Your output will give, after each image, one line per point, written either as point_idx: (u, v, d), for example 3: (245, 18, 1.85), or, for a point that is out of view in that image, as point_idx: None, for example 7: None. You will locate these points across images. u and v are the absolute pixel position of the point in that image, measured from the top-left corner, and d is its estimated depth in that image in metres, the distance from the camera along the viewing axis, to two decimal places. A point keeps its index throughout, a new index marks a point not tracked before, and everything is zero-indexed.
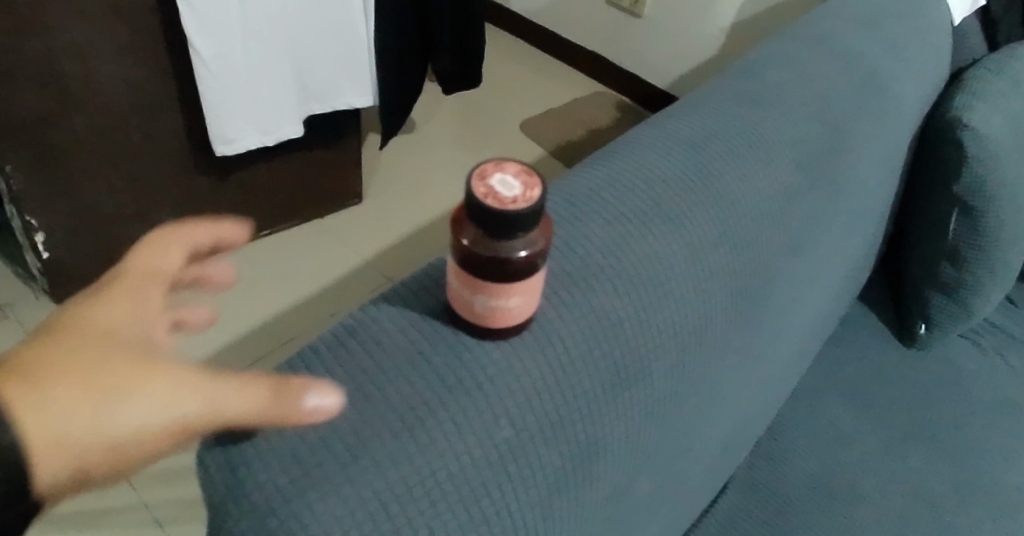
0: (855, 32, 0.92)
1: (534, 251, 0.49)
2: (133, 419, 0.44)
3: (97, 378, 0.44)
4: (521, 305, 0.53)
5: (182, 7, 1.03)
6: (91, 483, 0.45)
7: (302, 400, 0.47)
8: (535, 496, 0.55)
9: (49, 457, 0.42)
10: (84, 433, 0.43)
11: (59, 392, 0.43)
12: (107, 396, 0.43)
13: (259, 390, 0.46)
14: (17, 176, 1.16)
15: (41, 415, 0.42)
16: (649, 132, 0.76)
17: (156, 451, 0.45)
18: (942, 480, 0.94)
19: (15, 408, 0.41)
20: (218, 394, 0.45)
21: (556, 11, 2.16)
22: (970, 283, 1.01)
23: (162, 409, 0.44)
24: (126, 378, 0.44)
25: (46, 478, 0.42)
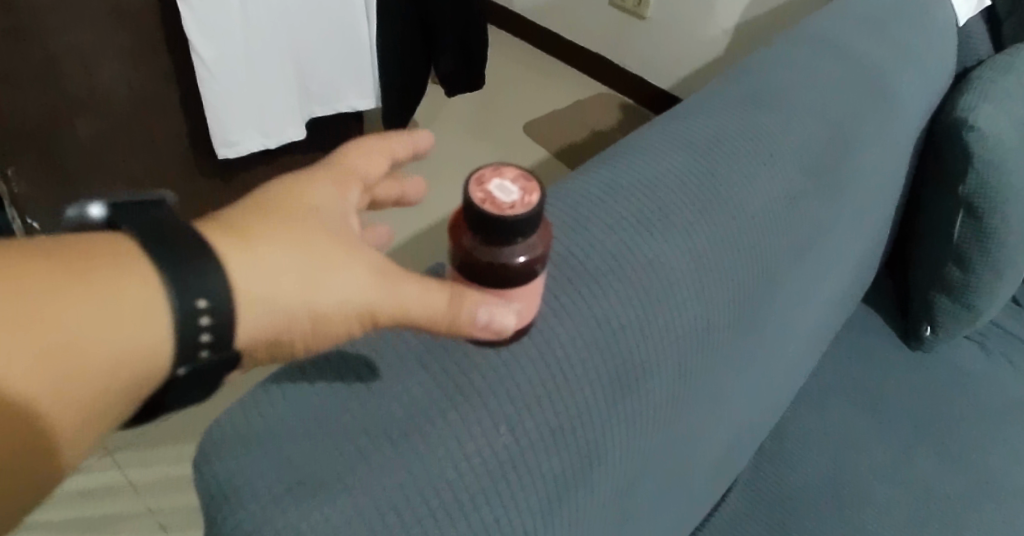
0: (859, 32, 0.92)
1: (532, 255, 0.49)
2: (326, 300, 0.45)
3: (305, 250, 0.45)
4: (520, 311, 0.52)
5: (182, 9, 1.03)
6: (273, 353, 0.47)
7: (481, 317, 0.48)
8: (536, 503, 0.55)
9: (245, 319, 0.43)
10: (277, 302, 0.44)
11: (270, 256, 0.44)
12: (306, 269, 0.45)
13: (446, 295, 0.48)
14: (19, 178, 1.19)
15: (249, 275, 0.43)
16: (652, 134, 0.76)
17: (340, 331, 0.47)
18: (948, 484, 0.93)
19: (229, 263, 0.43)
20: (404, 288, 0.47)
21: (559, 13, 2.16)
22: (976, 285, 1.00)
23: (355, 292, 0.46)
24: (326, 254, 0.46)
25: (243, 339, 0.44)
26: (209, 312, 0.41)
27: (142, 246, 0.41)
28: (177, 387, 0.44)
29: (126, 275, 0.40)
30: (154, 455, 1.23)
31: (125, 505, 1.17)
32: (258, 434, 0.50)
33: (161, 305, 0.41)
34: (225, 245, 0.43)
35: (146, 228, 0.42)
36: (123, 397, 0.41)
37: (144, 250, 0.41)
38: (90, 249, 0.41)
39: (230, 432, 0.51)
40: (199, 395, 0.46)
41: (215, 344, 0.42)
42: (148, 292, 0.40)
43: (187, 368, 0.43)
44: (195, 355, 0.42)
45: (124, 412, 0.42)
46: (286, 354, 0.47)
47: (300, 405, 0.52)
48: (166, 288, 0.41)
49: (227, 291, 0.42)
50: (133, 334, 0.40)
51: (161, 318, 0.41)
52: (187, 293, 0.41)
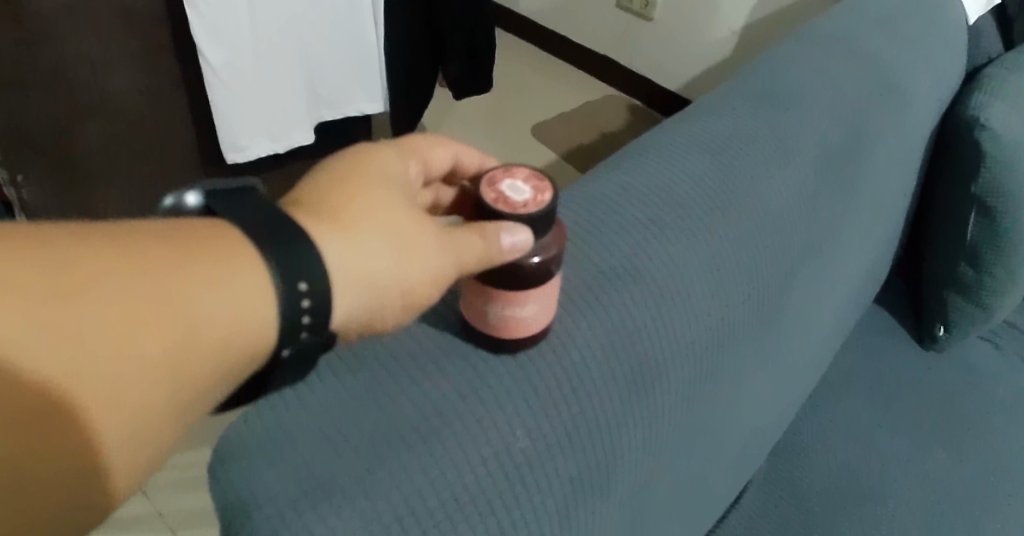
0: (870, 32, 0.92)
1: (546, 255, 0.51)
2: (413, 272, 0.48)
3: (383, 224, 0.47)
4: (535, 313, 0.53)
5: (191, 15, 1.03)
6: (361, 328, 0.49)
7: (503, 239, 0.48)
8: (553, 505, 0.55)
9: (342, 297, 0.45)
10: (369, 275, 0.46)
11: (358, 232, 0.46)
12: (393, 242, 0.47)
13: (475, 238, 0.49)
14: (30, 185, 1.19)
15: (342, 253, 0.45)
16: (667, 135, 0.76)
17: (421, 301, 0.50)
18: (963, 484, 0.93)
19: (323, 243, 0.45)
20: (468, 247, 0.49)
21: (566, 16, 2.16)
22: (990, 285, 0.99)
23: (435, 259, 0.48)
24: (405, 227, 0.48)
25: (339, 317, 0.46)
26: (310, 293, 0.43)
27: (245, 231, 0.43)
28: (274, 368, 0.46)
29: (233, 257, 0.42)
30: None
31: (137, 509, 1.18)
32: (275, 438, 0.50)
33: (267, 287, 0.42)
34: (315, 226, 0.45)
35: (244, 214, 0.44)
36: (228, 376, 0.43)
37: (248, 235, 0.43)
38: (200, 233, 0.43)
39: (247, 437, 0.51)
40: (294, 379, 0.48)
41: (314, 324, 0.44)
42: (255, 274, 0.42)
43: (290, 348, 0.44)
44: (296, 335, 0.44)
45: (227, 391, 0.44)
46: (371, 330, 0.50)
47: (316, 409, 0.52)
48: (271, 270, 0.42)
49: (325, 268, 0.44)
50: (240, 313, 0.42)
51: (267, 299, 0.43)
52: (291, 275, 0.43)
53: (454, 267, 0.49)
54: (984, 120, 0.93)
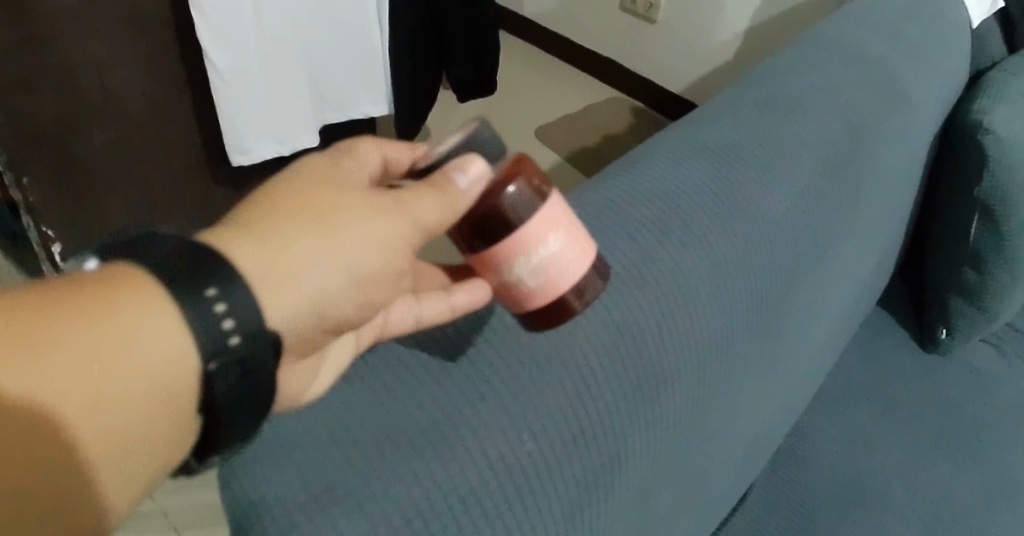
0: (874, 36, 0.92)
1: (520, 181, 0.51)
2: (353, 254, 0.47)
3: (304, 213, 0.46)
4: (564, 248, 0.52)
5: (197, 19, 1.04)
6: (321, 321, 0.48)
7: (459, 182, 0.50)
8: (558, 508, 0.55)
9: (275, 295, 0.45)
10: (306, 266, 0.46)
11: (274, 231, 0.45)
12: (317, 231, 0.46)
13: (434, 196, 0.50)
14: (34, 187, 1.20)
15: (256, 255, 0.44)
16: (670, 139, 0.76)
17: (376, 281, 0.50)
18: (966, 487, 0.93)
19: (238, 257, 0.44)
20: (416, 209, 0.49)
21: (570, 17, 2.17)
22: (992, 288, 0.99)
23: (375, 234, 0.48)
24: (325, 215, 0.47)
25: (281, 315, 0.45)
26: (222, 298, 0.42)
27: (133, 264, 0.42)
28: (220, 391, 0.43)
29: (115, 293, 0.41)
30: None
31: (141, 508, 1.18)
32: (284, 442, 0.51)
33: (169, 310, 0.41)
34: (222, 237, 0.44)
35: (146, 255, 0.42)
36: (168, 415, 0.42)
37: (134, 268, 0.42)
38: (81, 279, 0.41)
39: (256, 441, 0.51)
40: (250, 414, 0.45)
41: (244, 333, 0.43)
42: (151, 302, 0.41)
43: (223, 362, 0.43)
44: (226, 347, 0.42)
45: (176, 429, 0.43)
46: (335, 321, 0.50)
47: (324, 413, 0.52)
48: (167, 288, 0.41)
49: (235, 272, 0.43)
50: (145, 352, 0.41)
51: (170, 323, 0.41)
52: (195, 287, 0.41)
53: (409, 230, 0.49)
54: (987, 124, 0.93)
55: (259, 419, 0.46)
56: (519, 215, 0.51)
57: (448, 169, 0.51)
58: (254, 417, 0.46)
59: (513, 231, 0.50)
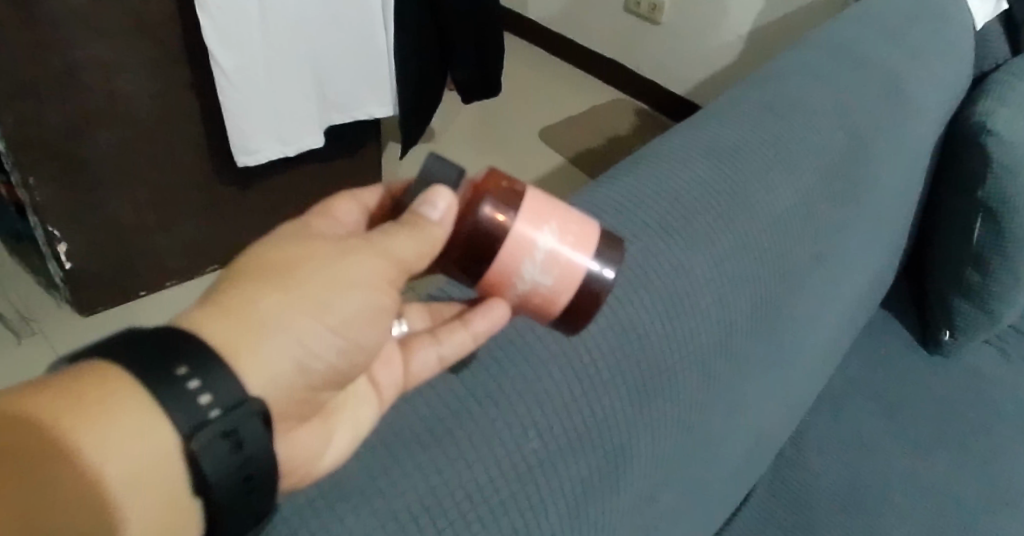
0: (877, 37, 0.92)
1: (491, 198, 0.50)
2: (334, 304, 0.45)
3: (272, 275, 0.44)
4: (563, 236, 0.51)
5: (203, 19, 1.05)
6: (312, 381, 0.46)
7: (429, 214, 0.49)
8: (563, 506, 0.55)
9: (253, 363, 0.42)
10: (285, 326, 0.43)
11: (241, 300, 0.43)
12: (289, 290, 0.44)
13: (409, 231, 0.48)
14: (41, 188, 1.17)
15: (225, 327, 0.42)
16: (675, 141, 0.76)
17: (366, 332, 0.47)
18: (970, 489, 0.93)
19: (203, 330, 0.41)
20: (390, 244, 0.48)
21: (574, 19, 2.17)
22: (995, 290, 0.99)
23: (354, 280, 0.46)
24: (294, 273, 0.45)
25: (263, 381, 0.42)
26: (195, 373, 0.38)
27: (103, 350, 0.39)
28: (208, 471, 0.38)
29: (82, 387, 0.38)
30: None
31: None
32: None
33: (141, 395, 0.38)
34: (188, 317, 0.42)
35: (112, 343, 0.39)
36: (160, 506, 0.39)
37: (104, 355, 0.39)
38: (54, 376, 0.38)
39: None
40: (254, 500, 0.40)
41: (223, 403, 0.38)
42: (121, 389, 0.38)
43: (204, 440, 0.38)
44: (206, 423, 0.38)
45: (174, 521, 0.39)
46: (325, 377, 0.47)
47: None
48: (134, 372, 0.38)
49: (203, 347, 0.39)
50: (120, 447, 0.37)
51: (142, 409, 0.38)
52: (162, 366, 0.38)
53: (390, 267, 0.48)
54: (990, 125, 0.94)
55: (270, 502, 0.40)
56: (503, 225, 0.50)
57: (415, 206, 0.50)
58: (264, 502, 0.40)
59: (503, 243, 0.50)
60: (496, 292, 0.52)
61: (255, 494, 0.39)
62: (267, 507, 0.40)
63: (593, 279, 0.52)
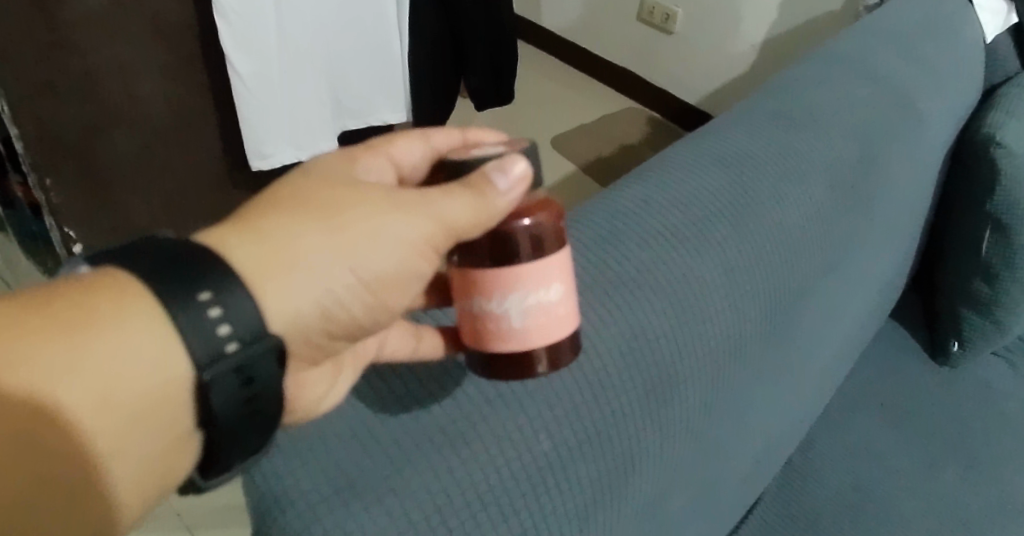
0: (888, 48, 0.93)
1: (537, 224, 0.47)
2: (369, 253, 0.46)
3: (316, 213, 0.45)
4: (557, 307, 0.48)
5: (221, 26, 1.06)
6: (332, 327, 0.47)
7: (498, 183, 0.47)
8: (572, 508, 0.56)
9: (276, 301, 0.43)
10: (318, 267, 0.44)
11: (279, 229, 0.44)
12: (330, 227, 0.45)
13: (470, 196, 0.46)
14: (58, 189, 1.18)
15: (255, 255, 0.43)
16: (687, 148, 0.77)
17: (392, 287, 0.48)
18: (978, 501, 0.93)
19: (232, 252, 0.42)
20: (443, 210, 0.46)
21: (587, 28, 2.19)
22: (1003, 301, 1.00)
23: (395, 235, 0.46)
24: (337, 212, 0.46)
25: (281, 321, 0.43)
26: (217, 301, 0.39)
27: (120, 264, 0.40)
28: (217, 403, 0.40)
29: (97, 303, 0.38)
30: None
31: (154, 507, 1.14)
32: (306, 438, 0.52)
33: (159, 317, 0.39)
34: (221, 234, 0.43)
35: (143, 260, 0.40)
36: (161, 434, 0.40)
37: (123, 269, 0.40)
38: (56, 284, 0.39)
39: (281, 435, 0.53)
40: (254, 426, 0.43)
41: (242, 336, 0.40)
42: (138, 308, 0.39)
43: (216, 372, 0.40)
44: (222, 356, 0.40)
45: (169, 448, 0.41)
46: (346, 327, 0.48)
47: (347, 412, 0.54)
48: (156, 292, 0.39)
49: (226, 272, 0.40)
50: (127, 368, 0.38)
51: (159, 333, 0.39)
52: (186, 288, 0.39)
53: (434, 230, 0.47)
54: (999, 138, 0.94)
55: (266, 435, 0.44)
56: (527, 250, 0.47)
57: (486, 170, 0.47)
58: (259, 434, 0.44)
59: (516, 263, 0.46)
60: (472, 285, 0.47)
61: (252, 427, 0.43)
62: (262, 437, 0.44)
63: (551, 355, 0.49)
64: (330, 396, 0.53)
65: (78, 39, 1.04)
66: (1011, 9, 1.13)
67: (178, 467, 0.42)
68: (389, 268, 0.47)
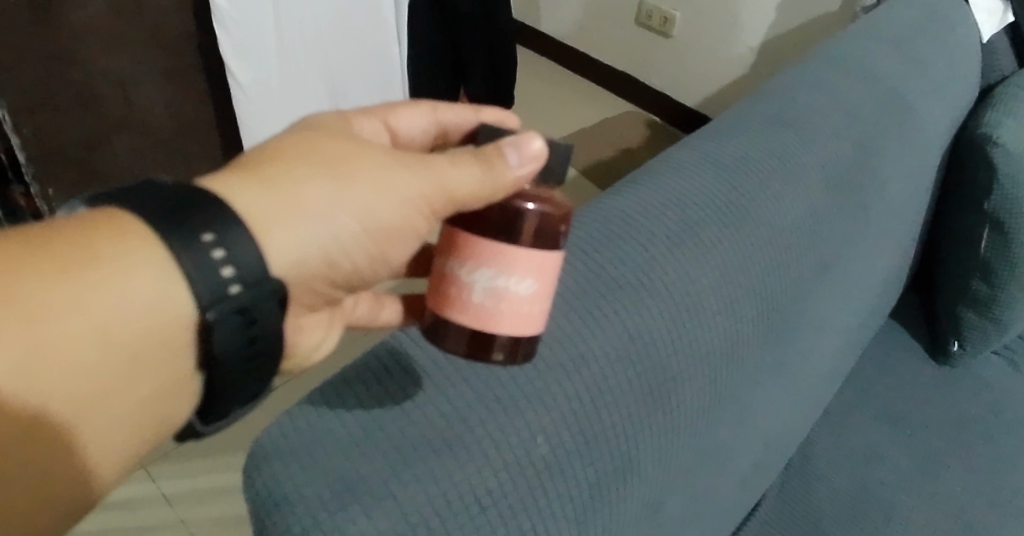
0: (885, 48, 0.93)
1: (539, 215, 0.47)
2: (371, 205, 0.48)
3: (323, 166, 0.47)
4: (527, 302, 0.47)
5: (221, 34, 1.06)
6: (332, 274, 0.50)
7: (510, 158, 0.48)
8: (572, 510, 0.57)
9: (279, 246, 0.45)
10: (321, 216, 0.47)
11: (285, 179, 0.46)
12: (335, 184, 0.47)
13: (476, 165, 0.48)
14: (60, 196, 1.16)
15: (259, 202, 0.45)
16: (684, 150, 0.78)
17: (391, 237, 0.51)
18: (978, 499, 0.93)
19: (238, 200, 0.44)
20: (449, 175, 0.48)
21: (586, 32, 2.20)
22: (1003, 300, 0.99)
23: (397, 188, 0.49)
24: (341, 167, 0.48)
25: (282, 266, 0.46)
26: (219, 243, 0.42)
27: (124, 206, 0.42)
28: (217, 345, 0.43)
29: (99, 244, 0.41)
30: (186, 469, 1.20)
31: (159, 517, 1.14)
32: (305, 443, 0.53)
33: (162, 260, 0.41)
34: (227, 181, 0.45)
35: (149, 203, 0.42)
36: (158, 371, 0.44)
37: (125, 211, 0.42)
38: (58, 225, 0.41)
39: (278, 442, 0.53)
40: (251, 371, 0.45)
41: (244, 279, 0.42)
42: (139, 246, 0.41)
43: (219, 312, 0.42)
44: (225, 296, 0.42)
45: (169, 390, 0.45)
46: (345, 275, 0.51)
47: (344, 416, 0.54)
48: (159, 234, 0.41)
49: (230, 218, 0.42)
50: (128, 306, 0.41)
51: (161, 271, 0.41)
52: (189, 230, 0.41)
53: (434, 191, 0.48)
54: (997, 137, 0.94)
55: (264, 382, 0.47)
56: (521, 236, 0.46)
57: (502, 146, 0.49)
58: (260, 380, 0.46)
59: (500, 242, 0.46)
60: (451, 244, 0.48)
61: (253, 373, 0.46)
62: (261, 382, 0.47)
63: (512, 344, 0.48)
64: (323, 346, 0.58)
65: (79, 47, 1.05)
66: (1006, 9, 1.14)
67: (175, 406, 0.46)
68: (389, 223, 0.49)
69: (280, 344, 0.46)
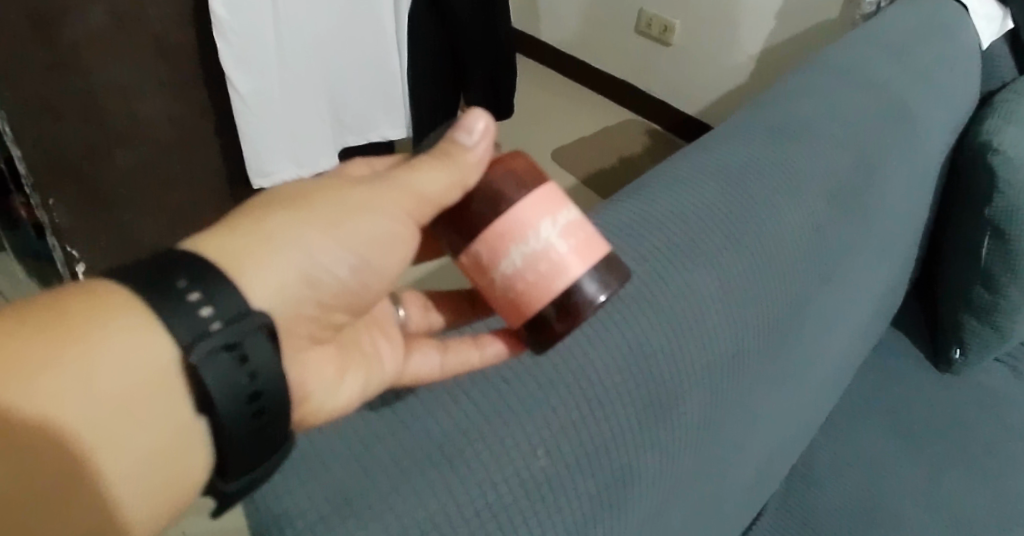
0: (885, 57, 0.93)
1: (524, 159, 0.50)
2: (348, 229, 0.48)
3: (291, 205, 0.48)
4: (584, 224, 0.50)
5: (221, 46, 1.06)
6: (321, 296, 0.49)
7: (463, 141, 0.50)
8: (572, 522, 0.56)
9: (257, 280, 0.45)
10: (296, 244, 0.47)
11: (252, 222, 0.46)
12: (305, 218, 0.47)
13: (439, 164, 0.49)
14: (62, 210, 1.17)
15: (226, 246, 0.45)
16: (677, 164, 0.77)
17: (381, 258, 0.50)
18: (983, 506, 0.93)
19: (204, 246, 0.44)
20: (416, 180, 0.49)
21: (586, 41, 2.20)
22: (1004, 307, 0.99)
23: (372, 209, 0.49)
24: (311, 205, 0.48)
25: (261, 298, 0.45)
26: (195, 287, 0.41)
27: (102, 275, 0.42)
28: (209, 382, 0.41)
29: (72, 304, 0.41)
30: None
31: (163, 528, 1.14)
32: (302, 459, 0.52)
33: (142, 312, 0.41)
34: (196, 236, 0.45)
35: (124, 269, 0.42)
36: (157, 423, 0.42)
37: (99, 276, 0.42)
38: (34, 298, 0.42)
39: None
40: (258, 416, 0.43)
41: (223, 313, 0.41)
42: (113, 301, 0.41)
43: (204, 351, 0.41)
44: (208, 333, 0.41)
45: (172, 439, 0.43)
46: (336, 295, 0.49)
47: (343, 431, 0.54)
48: (134, 289, 0.41)
49: (201, 263, 0.42)
50: (108, 354, 0.40)
51: (140, 321, 0.41)
52: (164, 281, 0.41)
53: (410, 202, 0.49)
54: (997, 143, 0.94)
55: (281, 426, 0.44)
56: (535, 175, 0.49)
57: (451, 135, 0.51)
58: (273, 426, 0.44)
59: (525, 194, 0.48)
60: (507, 236, 0.47)
61: (263, 417, 0.43)
62: (270, 426, 0.43)
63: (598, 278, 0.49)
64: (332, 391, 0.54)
65: (79, 60, 1.04)
66: (1005, 15, 1.14)
67: (184, 458, 0.43)
68: (370, 242, 0.49)
69: (284, 381, 0.43)
